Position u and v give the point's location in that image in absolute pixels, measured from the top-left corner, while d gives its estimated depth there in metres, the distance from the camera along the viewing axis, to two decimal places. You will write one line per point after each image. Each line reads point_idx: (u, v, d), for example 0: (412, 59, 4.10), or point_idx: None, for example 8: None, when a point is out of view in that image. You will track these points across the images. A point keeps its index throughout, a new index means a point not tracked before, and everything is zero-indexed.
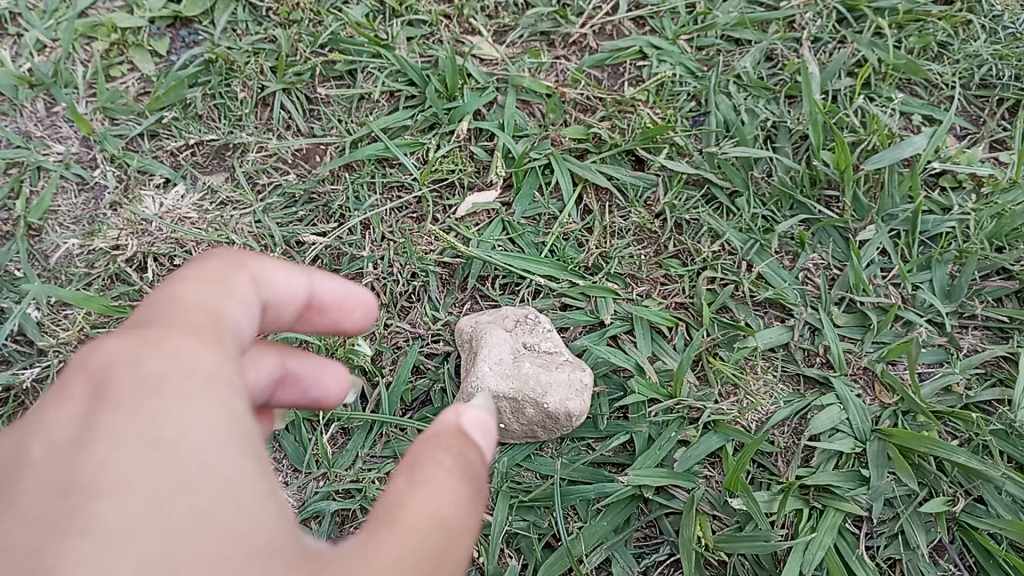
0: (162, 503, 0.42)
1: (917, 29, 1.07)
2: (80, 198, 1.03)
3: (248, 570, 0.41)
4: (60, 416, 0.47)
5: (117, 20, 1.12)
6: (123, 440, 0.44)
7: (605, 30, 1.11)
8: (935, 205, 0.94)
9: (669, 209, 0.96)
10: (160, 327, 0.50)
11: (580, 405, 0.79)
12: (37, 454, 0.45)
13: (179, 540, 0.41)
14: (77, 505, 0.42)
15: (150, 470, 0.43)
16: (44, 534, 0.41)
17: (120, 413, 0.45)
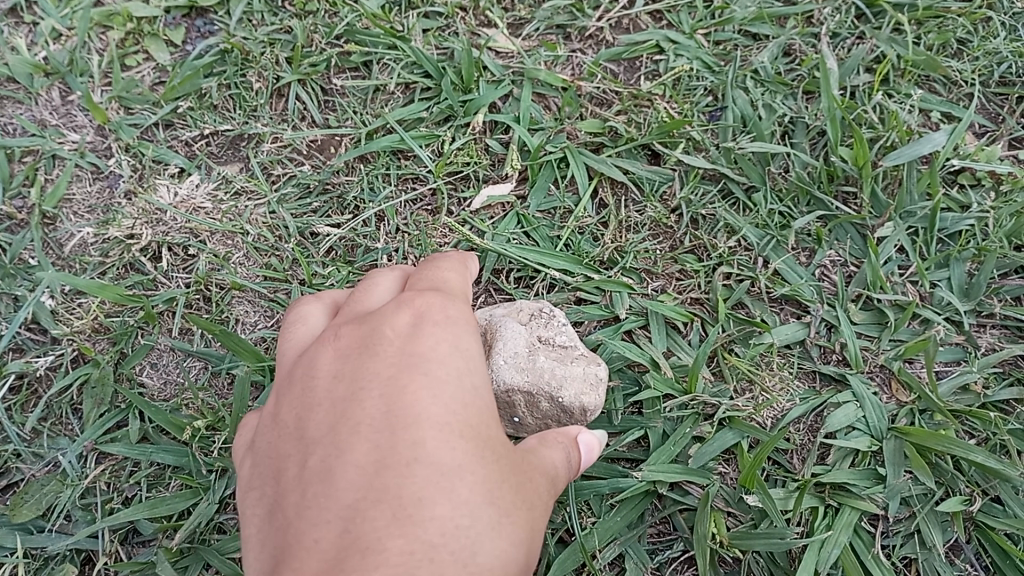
0: (464, 454, 0.55)
1: (936, 26, 1.06)
2: (94, 187, 1.03)
3: (494, 460, 0.57)
4: (369, 366, 0.57)
5: (134, 10, 1.12)
6: (447, 350, 0.59)
7: (622, 23, 1.11)
8: (953, 203, 0.93)
9: (685, 204, 0.95)
10: (447, 312, 0.61)
11: (596, 401, 0.78)
12: (377, 338, 0.59)
13: (473, 425, 0.57)
14: (416, 379, 0.56)
15: (457, 426, 0.55)
16: (399, 393, 0.55)
17: (437, 330, 0.60)
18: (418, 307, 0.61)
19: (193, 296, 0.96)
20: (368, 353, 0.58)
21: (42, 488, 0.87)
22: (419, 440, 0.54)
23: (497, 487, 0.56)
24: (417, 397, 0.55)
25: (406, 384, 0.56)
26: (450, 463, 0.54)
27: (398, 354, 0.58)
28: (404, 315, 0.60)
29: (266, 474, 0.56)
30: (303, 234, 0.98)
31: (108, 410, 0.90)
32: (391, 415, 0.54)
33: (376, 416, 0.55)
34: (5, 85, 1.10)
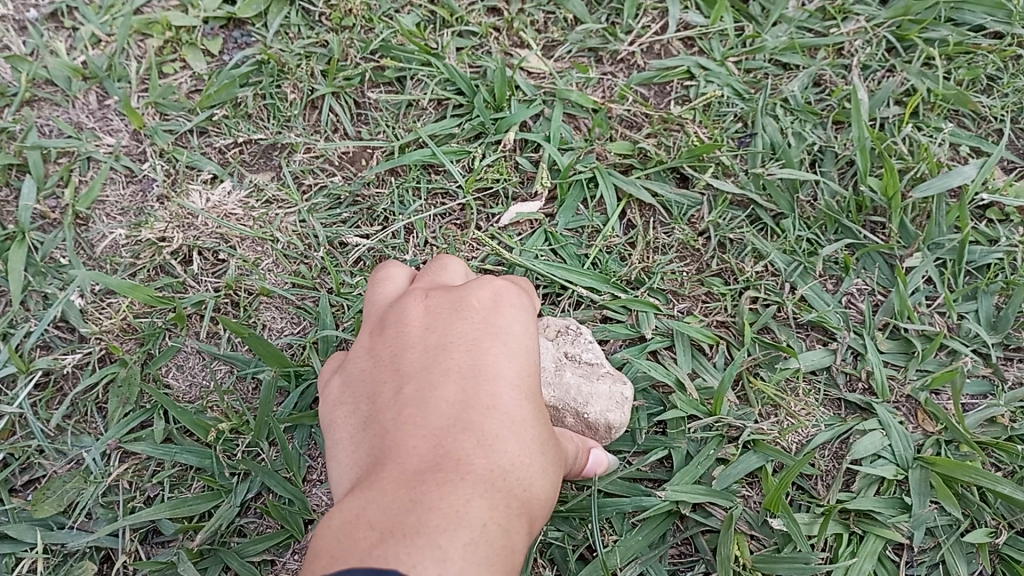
0: (526, 410, 0.61)
1: (966, 62, 1.07)
2: (127, 190, 1.04)
3: (545, 424, 0.63)
4: (457, 325, 0.64)
5: (172, 18, 1.14)
6: (524, 325, 0.65)
7: (653, 49, 1.12)
8: (982, 236, 0.93)
9: (713, 227, 0.96)
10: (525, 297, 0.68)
11: (620, 417, 0.78)
12: (468, 301, 0.65)
13: (534, 389, 0.62)
14: (497, 341, 0.62)
15: (525, 387, 0.61)
16: (480, 347, 0.62)
17: (517, 308, 0.66)
18: (499, 285, 0.67)
19: (222, 300, 0.97)
20: (458, 311, 0.65)
21: (64, 485, 0.87)
22: (499, 387, 0.60)
23: (550, 444, 0.62)
24: (498, 353, 0.62)
25: (487, 347, 0.62)
26: (522, 409, 0.60)
27: (483, 321, 0.64)
28: (488, 289, 0.67)
29: (359, 399, 0.63)
30: (332, 244, 1.00)
31: (132, 409, 0.91)
32: (476, 362, 0.61)
33: (463, 361, 0.61)
34: (44, 88, 1.12)
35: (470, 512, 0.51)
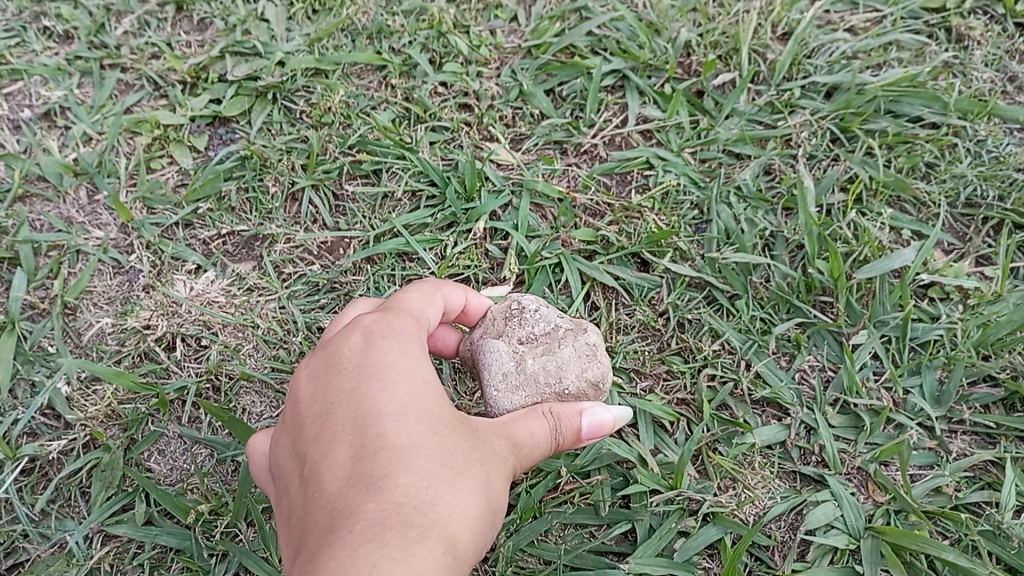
0: (421, 434, 0.64)
1: (905, 151, 1.15)
2: (114, 281, 1.09)
3: (454, 433, 0.66)
4: (337, 382, 0.68)
5: (162, 118, 1.22)
6: (400, 353, 0.69)
7: (615, 141, 1.21)
8: (924, 314, 0.99)
9: (672, 308, 1.01)
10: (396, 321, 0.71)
11: (601, 374, 0.81)
12: (342, 355, 0.70)
13: (427, 407, 0.66)
14: (373, 383, 0.67)
15: (414, 412, 0.65)
16: (359, 396, 0.66)
17: (391, 339, 0.70)
18: (366, 323, 0.71)
19: (204, 385, 1.00)
20: (336, 368, 0.69)
21: (47, 568, 0.90)
22: (384, 427, 0.64)
23: (463, 447, 0.66)
24: (378, 391, 0.66)
25: (365, 393, 0.66)
26: (412, 433, 0.64)
27: (359, 368, 0.68)
28: (356, 332, 0.71)
29: (284, 480, 0.69)
30: (310, 328, 1.04)
31: (114, 493, 0.93)
32: (359, 412, 0.66)
33: (348, 413, 0.66)
34: (37, 184, 1.18)
35: (364, 560, 0.57)
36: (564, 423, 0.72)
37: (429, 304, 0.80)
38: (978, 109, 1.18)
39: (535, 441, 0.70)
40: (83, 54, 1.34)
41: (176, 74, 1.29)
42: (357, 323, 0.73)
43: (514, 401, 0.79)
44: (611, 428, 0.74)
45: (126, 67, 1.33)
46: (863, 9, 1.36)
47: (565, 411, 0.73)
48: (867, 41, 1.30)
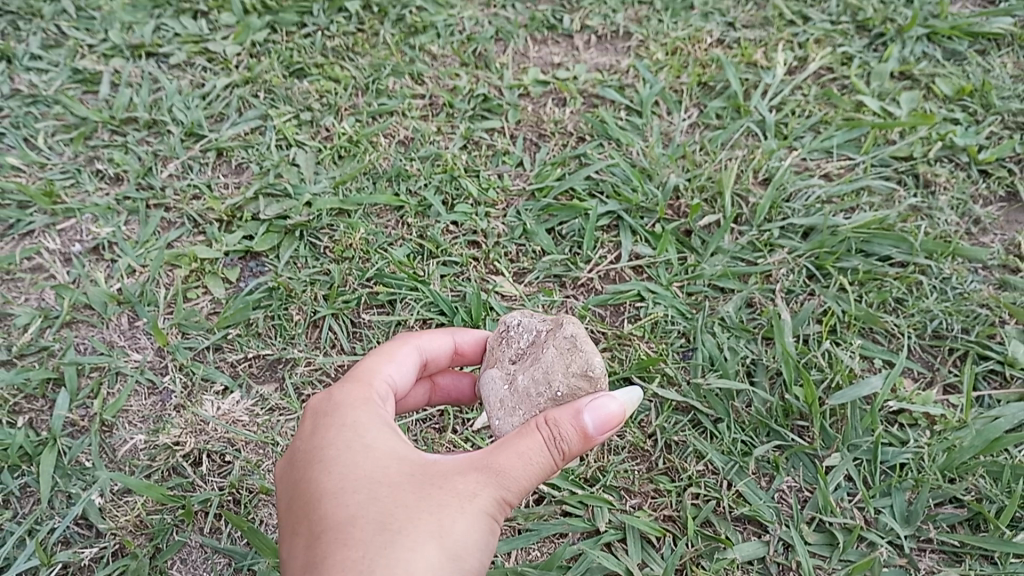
0: (357, 498, 0.78)
1: (875, 287, 1.26)
2: (149, 400, 1.20)
3: (393, 488, 0.78)
4: (297, 467, 0.84)
5: (200, 253, 1.35)
6: (340, 431, 0.84)
7: (609, 275, 1.33)
8: (894, 438, 1.07)
9: (660, 430, 1.09)
10: (338, 401, 0.87)
11: (591, 364, 0.88)
12: (300, 443, 0.86)
13: (364, 474, 0.80)
14: (320, 463, 0.82)
15: (350, 481, 0.79)
16: (310, 476, 0.82)
17: (334, 419, 0.85)
18: (316, 408, 0.88)
19: (225, 497, 1.10)
20: (297, 454, 0.86)
21: None
22: (327, 499, 0.79)
23: (404, 498, 0.77)
24: (321, 470, 0.81)
25: (315, 472, 0.82)
26: (350, 504, 0.78)
27: (310, 451, 0.84)
28: (310, 418, 0.87)
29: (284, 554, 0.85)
30: None
31: None
32: (311, 489, 0.81)
33: (305, 491, 0.81)
34: (83, 310, 1.31)
35: None
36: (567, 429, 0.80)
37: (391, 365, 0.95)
38: (942, 250, 1.29)
39: (513, 463, 0.78)
40: (131, 195, 1.49)
41: (214, 213, 1.44)
42: (312, 411, 0.89)
43: (513, 419, 0.92)
44: (614, 415, 0.81)
45: (169, 207, 1.48)
46: (837, 158, 1.51)
47: (560, 419, 0.80)
48: (840, 186, 1.43)
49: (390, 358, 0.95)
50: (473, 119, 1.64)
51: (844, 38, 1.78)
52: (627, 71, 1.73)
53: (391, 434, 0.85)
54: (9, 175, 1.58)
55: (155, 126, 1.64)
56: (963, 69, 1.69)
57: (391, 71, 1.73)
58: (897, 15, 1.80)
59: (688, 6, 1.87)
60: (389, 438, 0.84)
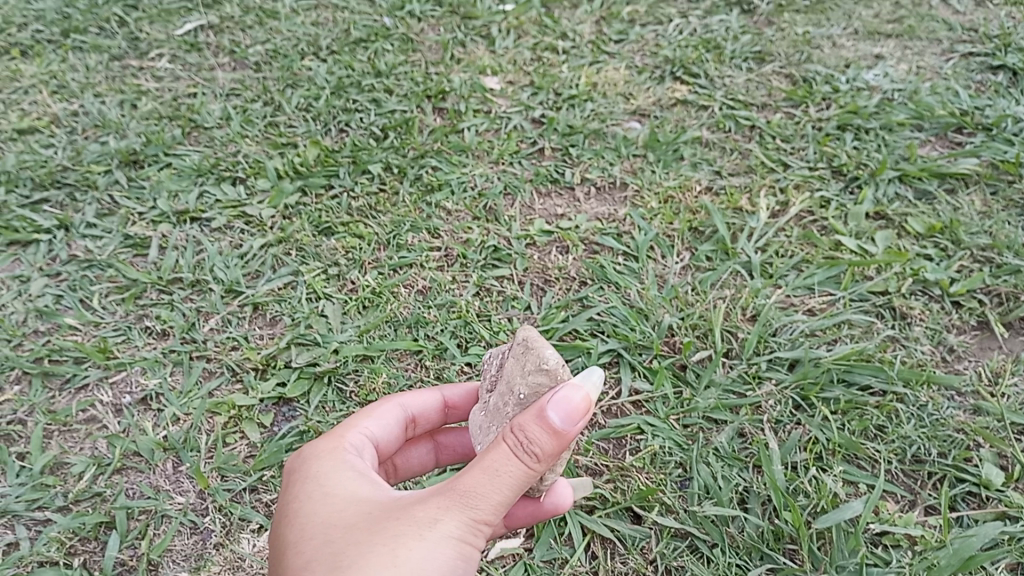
0: (326, 534, 0.95)
1: (858, 414, 1.38)
2: (191, 539, 1.37)
3: (355, 521, 0.95)
4: (279, 516, 1.03)
5: (238, 400, 1.53)
6: (312, 483, 1.03)
7: (611, 409, 1.45)
8: (878, 558, 1.18)
9: (660, 555, 1.22)
10: (313, 458, 1.08)
11: (546, 359, 1.02)
12: (282, 498, 1.05)
13: (332, 514, 0.97)
14: (296, 510, 1.01)
15: (321, 521, 0.97)
16: (287, 520, 1.00)
17: (307, 475, 1.05)
18: (295, 468, 1.08)
19: None
20: (280, 507, 1.05)
21: None
22: (303, 536, 0.96)
23: (366, 528, 0.93)
24: (299, 515, 1.00)
25: (292, 517, 1.00)
26: (319, 544, 0.94)
27: (290, 502, 1.03)
28: (291, 476, 1.07)
29: None
30: None
31: None
32: (291, 529, 0.99)
33: (286, 531, 0.99)
34: (132, 457, 1.48)
35: None
36: (537, 432, 0.90)
37: (373, 422, 1.18)
38: (917, 378, 1.42)
39: (473, 482, 0.90)
40: (176, 348, 1.66)
41: (251, 363, 1.60)
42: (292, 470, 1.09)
43: (491, 434, 1.07)
44: (577, 410, 0.91)
45: (210, 358, 1.64)
46: (818, 294, 1.65)
47: (527, 427, 0.90)
48: (822, 320, 1.56)
49: (373, 415, 1.19)
50: (484, 268, 1.80)
51: (821, 182, 1.95)
52: (623, 220, 1.90)
53: (355, 481, 1.03)
54: (66, 333, 1.76)
55: (197, 284, 1.81)
56: (934, 208, 1.84)
57: (410, 227, 1.91)
58: (869, 161, 1.99)
59: (679, 158, 2.06)
60: (354, 485, 1.02)
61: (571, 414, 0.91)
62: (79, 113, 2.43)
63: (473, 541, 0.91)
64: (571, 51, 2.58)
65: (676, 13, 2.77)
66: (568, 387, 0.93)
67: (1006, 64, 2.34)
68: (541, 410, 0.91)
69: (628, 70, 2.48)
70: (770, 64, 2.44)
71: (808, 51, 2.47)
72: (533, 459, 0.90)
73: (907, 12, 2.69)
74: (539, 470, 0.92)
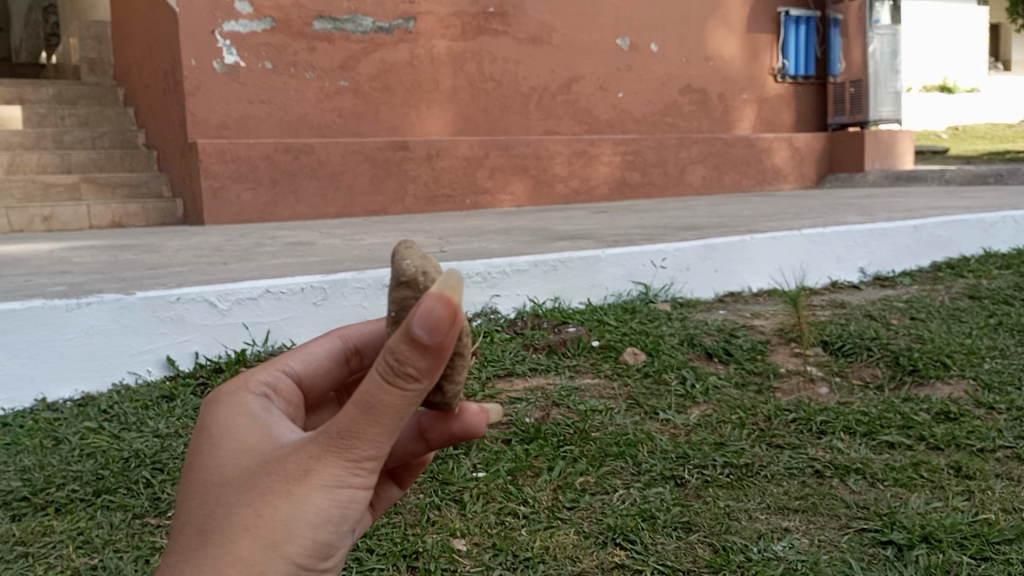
0: (229, 475, 1.53)
1: None
2: None
3: (247, 466, 1.53)
4: (194, 451, 1.62)
5: None
6: (218, 434, 1.61)
7: None
8: None
9: None
10: (224, 409, 1.65)
11: (403, 273, 1.63)
12: (197, 438, 1.63)
13: (233, 462, 1.55)
14: (207, 453, 1.59)
15: (228, 466, 1.55)
16: (200, 459, 1.59)
17: (214, 426, 1.62)
18: (210, 415, 1.65)
19: None
20: (195, 445, 1.63)
21: None
22: (212, 472, 1.56)
23: (260, 471, 1.50)
24: (210, 454, 1.58)
25: (204, 457, 1.59)
26: (206, 498, 1.53)
27: (205, 441, 1.61)
28: (207, 420, 1.65)
29: None
30: None
31: None
32: (204, 465, 1.57)
33: (201, 464, 1.58)
34: None
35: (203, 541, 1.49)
36: (410, 358, 1.35)
37: (299, 358, 1.84)
38: None
39: (346, 426, 1.42)
40: None
41: None
42: (207, 417, 1.66)
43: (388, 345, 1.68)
44: (440, 318, 1.33)
45: None
46: None
47: (399, 360, 1.36)
48: None
49: (303, 353, 1.85)
50: None
51: None
52: None
53: (246, 430, 1.60)
54: None
55: None
56: None
57: None
58: None
59: None
60: (247, 437, 1.58)
61: (434, 331, 1.33)
62: (97, 568, 2.78)
63: (338, 483, 1.46)
64: (530, 515, 3.04)
65: (620, 484, 3.28)
66: (433, 298, 1.32)
67: (892, 539, 2.77)
68: (412, 334, 1.34)
69: (576, 535, 2.91)
70: (696, 533, 2.90)
71: (727, 522, 2.95)
72: (401, 386, 1.38)
73: (811, 489, 3.22)
74: (415, 388, 1.38)
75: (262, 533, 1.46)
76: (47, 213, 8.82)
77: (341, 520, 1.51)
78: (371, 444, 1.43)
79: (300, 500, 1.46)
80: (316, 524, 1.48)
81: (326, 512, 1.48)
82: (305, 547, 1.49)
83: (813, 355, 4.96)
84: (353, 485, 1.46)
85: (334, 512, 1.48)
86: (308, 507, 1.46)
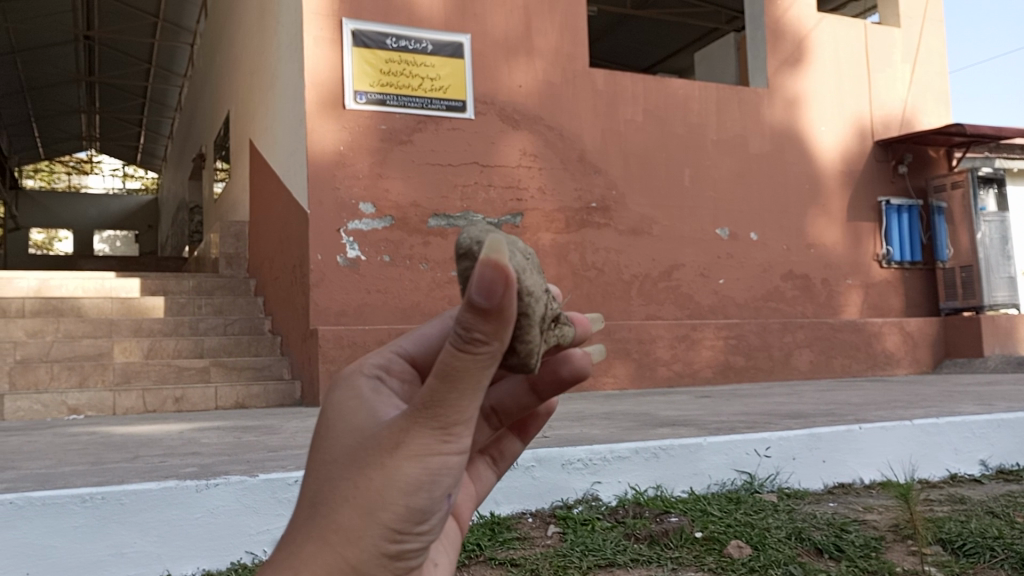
0: (333, 456, 1.53)
1: None
2: None
3: (350, 444, 1.53)
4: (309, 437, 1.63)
5: None
6: (328, 419, 1.61)
7: None
8: None
9: None
10: (341, 393, 1.65)
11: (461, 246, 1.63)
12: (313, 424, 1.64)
13: (338, 442, 1.55)
14: (319, 438, 1.59)
15: (332, 447, 1.55)
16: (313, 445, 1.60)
17: (326, 411, 1.63)
18: (330, 400, 1.65)
19: None
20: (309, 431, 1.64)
21: None
22: (322, 452, 1.56)
23: (361, 448, 1.50)
24: (323, 438, 1.58)
25: (317, 441, 1.59)
26: (314, 475, 1.54)
27: (320, 426, 1.62)
28: (325, 406, 1.65)
29: None
30: None
31: None
32: (318, 447, 1.58)
33: (314, 448, 1.59)
34: None
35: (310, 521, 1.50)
36: (474, 323, 1.33)
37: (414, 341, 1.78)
38: None
39: (430, 390, 1.41)
40: None
41: None
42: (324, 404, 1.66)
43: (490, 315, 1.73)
44: (499, 283, 1.28)
45: None
46: None
47: (466, 324, 1.34)
48: None
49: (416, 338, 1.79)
50: None
51: None
52: None
53: (353, 413, 1.59)
54: None
55: None
56: None
57: None
58: None
59: None
60: (355, 419, 1.58)
61: (492, 292, 1.29)
62: None
63: (430, 449, 1.45)
64: None
65: None
66: (481, 266, 1.25)
67: None
68: (471, 300, 1.30)
69: None
70: None
71: None
72: (473, 348, 1.36)
73: None
74: (488, 348, 1.36)
75: (361, 503, 1.46)
76: (179, 395, 9.46)
77: (433, 489, 1.49)
78: (456, 410, 1.43)
79: (392, 470, 1.46)
80: (410, 491, 1.47)
81: (418, 481, 1.46)
82: (398, 514, 1.48)
83: (931, 552, 4.73)
84: (442, 452, 1.46)
85: (427, 480, 1.47)
86: (400, 477, 1.46)
